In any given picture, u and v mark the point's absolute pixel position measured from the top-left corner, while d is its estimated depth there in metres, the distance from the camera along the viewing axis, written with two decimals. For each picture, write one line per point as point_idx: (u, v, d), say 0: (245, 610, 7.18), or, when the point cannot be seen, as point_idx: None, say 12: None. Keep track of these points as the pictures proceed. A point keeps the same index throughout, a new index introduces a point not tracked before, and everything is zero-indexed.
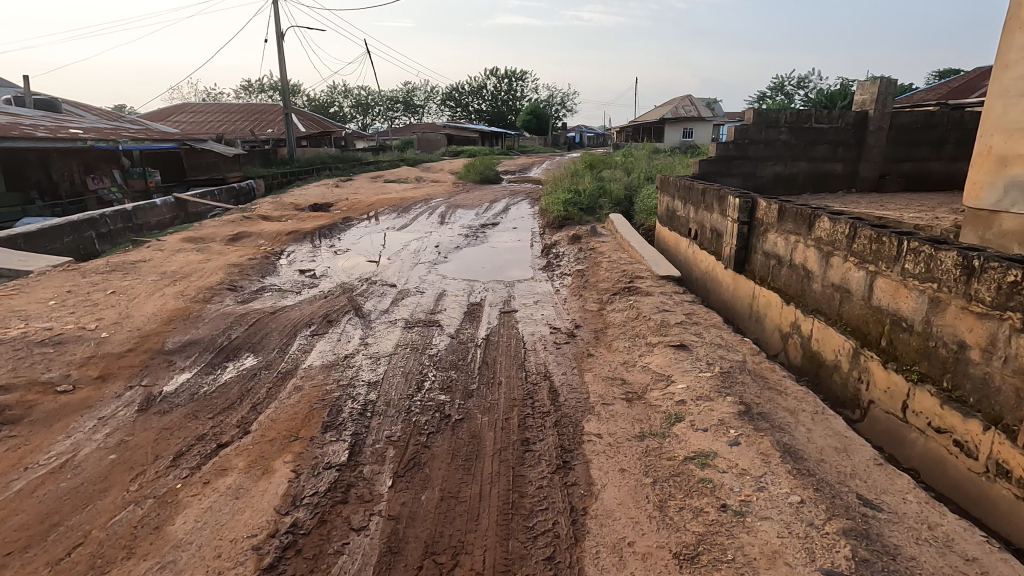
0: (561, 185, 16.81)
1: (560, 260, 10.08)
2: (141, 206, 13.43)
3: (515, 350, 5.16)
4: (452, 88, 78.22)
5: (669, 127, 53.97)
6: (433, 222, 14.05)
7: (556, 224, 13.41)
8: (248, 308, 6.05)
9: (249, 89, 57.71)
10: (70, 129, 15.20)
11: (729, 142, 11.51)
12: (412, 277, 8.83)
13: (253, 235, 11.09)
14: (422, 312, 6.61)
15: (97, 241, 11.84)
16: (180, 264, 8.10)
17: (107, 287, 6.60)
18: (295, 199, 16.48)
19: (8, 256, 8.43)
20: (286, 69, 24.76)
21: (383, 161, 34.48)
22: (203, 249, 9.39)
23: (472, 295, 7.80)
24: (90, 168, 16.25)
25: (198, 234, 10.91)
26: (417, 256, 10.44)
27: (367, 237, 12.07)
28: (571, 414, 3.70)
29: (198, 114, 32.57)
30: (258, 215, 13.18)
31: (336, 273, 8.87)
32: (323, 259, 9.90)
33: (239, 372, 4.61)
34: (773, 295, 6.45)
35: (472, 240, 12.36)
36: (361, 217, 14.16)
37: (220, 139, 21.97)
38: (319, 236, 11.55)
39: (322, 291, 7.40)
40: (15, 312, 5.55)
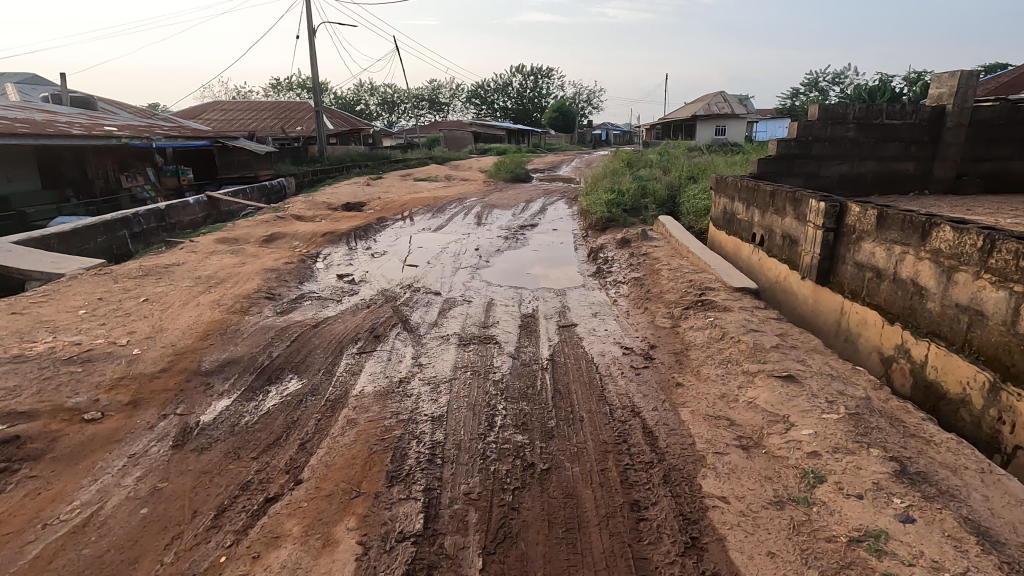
0: (601, 184, 16.09)
1: (611, 266, 9.42)
2: (175, 205, 13.20)
3: (589, 375, 4.54)
4: (478, 86, 77.82)
5: (700, 125, 52.65)
6: (470, 223, 13.50)
7: (600, 226, 12.75)
8: (288, 320, 5.56)
9: (278, 88, 58.15)
10: (104, 127, 15.08)
11: (791, 140, 10.72)
12: (455, 283, 8.29)
13: (287, 237, 10.69)
14: (473, 325, 6.03)
15: (130, 241, 11.60)
16: (215, 268, 7.70)
17: (139, 295, 6.20)
18: (328, 198, 16.12)
19: (41, 258, 8.15)
20: (317, 66, 24.51)
21: (412, 159, 34.15)
22: (237, 251, 8.99)
23: (523, 306, 7.20)
24: (124, 166, 16.16)
25: (232, 234, 10.56)
26: (458, 260, 9.91)
27: (403, 239, 11.57)
28: (680, 465, 3.09)
29: (228, 112, 32.63)
30: (292, 215, 12.81)
31: (375, 278, 8.36)
32: (360, 263, 9.42)
33: (282, 399, 4.09)
34: (870, 312, 5.72)
35: (512, 242, 11.78)
36: (395, 217, 13.70)
37: (252, 137, 21.80)
38: (354, 238, 11.09)
39: (363, 300, 6.88)
40: (43, 322, 5.16)
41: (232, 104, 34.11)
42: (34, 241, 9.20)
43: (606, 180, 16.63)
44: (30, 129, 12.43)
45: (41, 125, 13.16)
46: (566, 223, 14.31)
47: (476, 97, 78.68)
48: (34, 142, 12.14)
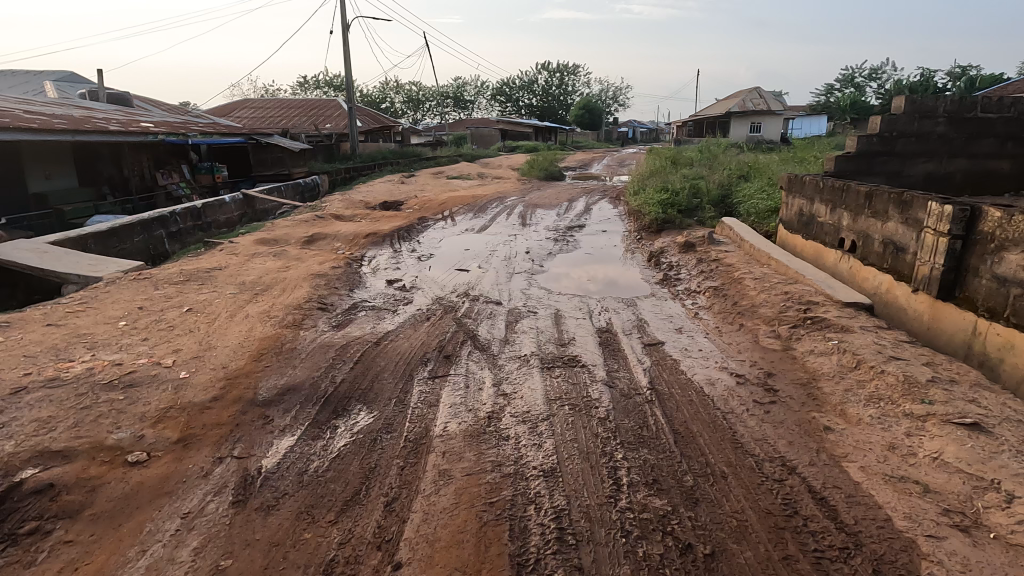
0: (649, 183, 15.25)
1: (678, 273, 8.65)
2: (211, 203, 12.82)
3: (708, 413, 3.83)
4: (504, 83, 77.15)
5: (734, 121, 51.19)
6: (515, 224, 12.83)
7: (654, 228, 11.98)
8: (346, 336, 4.96)
9: (305, 85, 58.26)
10: (140, 123, 14.82)
11: (872, 135, 9.80)
12: (514, 291, 7.64)
13: (328, 238, 10.18)
14: (549, 343, 5.35)
15: (167, 240, 11.23)
16: (258, 272, 7.18)
17: (183, 304, 5.67)
18: (364, 197, 15.65)
19: (77, 260, 7.73)
20: (350, 62, 24.12)
21: (441, 156, 33.66)
22: (280, 254, 8.49)
23: (595, 318, 6.51)
24: (160, 163, 15.91)
25: (271, 235, 10.07)
26: (510, 264, 9.27)
27: (447, 242, 10.97)
28: (887, 555, 2.37)
29: (259, 110, 32.51)
30: (330, 214, 12.34)
31: (427, 286, 7.75)
32: (408, 268, 8.85)
33: (353, 437, 3.48)
34: (1018, 335, 4.88)
35: (563, 245, 11.07)
36: (436, 217, 13.14)
37: (285, 134, 21.49)
38: (397, 239, 10.53)
39: (420, 311, 6.26)
40: (81, 336, 4.65)
41: (262, 101, 34.00)
42: (70, 241, 8.83)
43: (653, 179, 15.79)
44: (68, 124, 12.17)
45: (79, 121, 12.91)
46: (614, 224, 13.54)
47: (502, 94, 78.03)
48: (72, 138, 11.87)
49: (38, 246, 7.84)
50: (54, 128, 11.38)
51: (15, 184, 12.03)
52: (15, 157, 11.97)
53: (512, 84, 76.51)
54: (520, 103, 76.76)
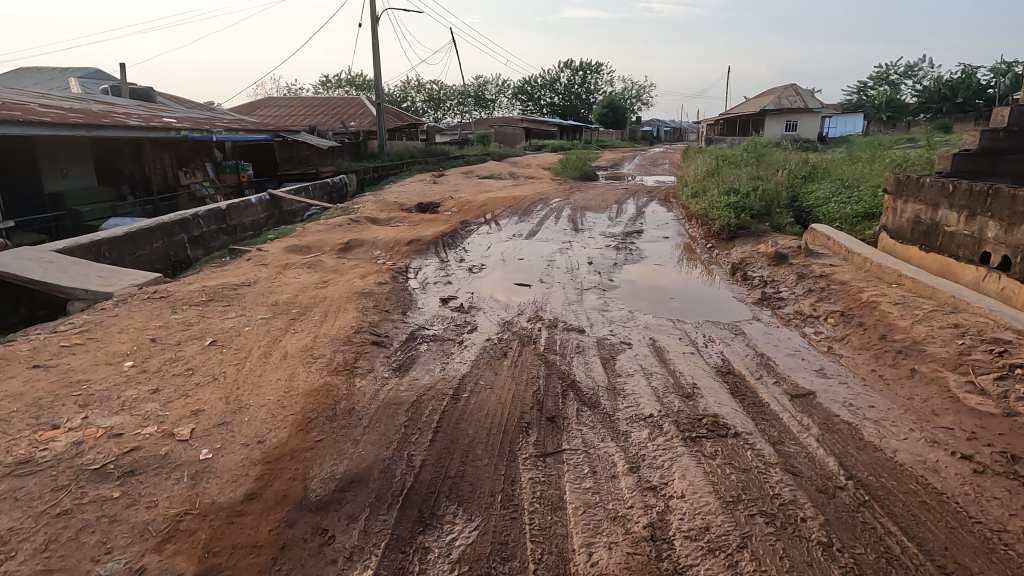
0: (709, 184, 13.88)
1: (779, 290, 7.34)
2: (236, 204, 11.83)
3: (971, 532, 2.58)
4: (526, 82, 75.90)
5: (768, 120, 49.22)
6: (566, 229, 11.60)
7: (726, 235, 10.68)
8: (413, 385, 3.80)
9: (327, 84, 57.64)
10: (162, 118, 13.92)
11: (999, 130, 8.36)
12: (591, 312, 6.44)
13: (366, 245, 9.08)
14: (670, 395, 4.14)
15: (189, 246, 10.25)
16: (293, 289, 6.08)
17: (205, 334, 4.58)
18: (397, 198, 14.58)
19: (87, 273, 6.72)
20: (378, 56, 23.13)
21: (468, 155, 32.57)
22: (315, 265, 7.40)
23: (704, 355, 5.27)
24: (183, 161, 15.01)
25: (303, 241, 9.01)
26: (575, 278, 8.07)
27: (496, 250, 9.79)
28: None
29: (282, 108, 31.74)
30: (365, 217, 11.28)
31: (488, 306, 6.57)
32: (461, 281, 7.71)
33: (456, 570, 2.30)
34: None
35: (626, 254, 9.82)
36: (479, 220, 12.01)
37: (313, 131, 20.56)
38: (442, 246, 9.39)
39: (491, 343, 5.08)
40: (74, 386, 3.55)
41: (285, 100, 33.24)
42: (81, 248, 7.84)
43: (711, 179, 14.43)
44: (84, 119, 11.25)
45: (97, 115, 12.01)
46: (675, 231, 12.25)
47: (524, 93, 76.78)
48: (88, 133, 10.97)
49: (42, 255, 6.84)
50: (69, 122, 10.48)
51: (29, 182, 11.15)
52: (30, 153, 11.10)
53: (534, 83, 75.20)
54: (543, 103, 75.38)
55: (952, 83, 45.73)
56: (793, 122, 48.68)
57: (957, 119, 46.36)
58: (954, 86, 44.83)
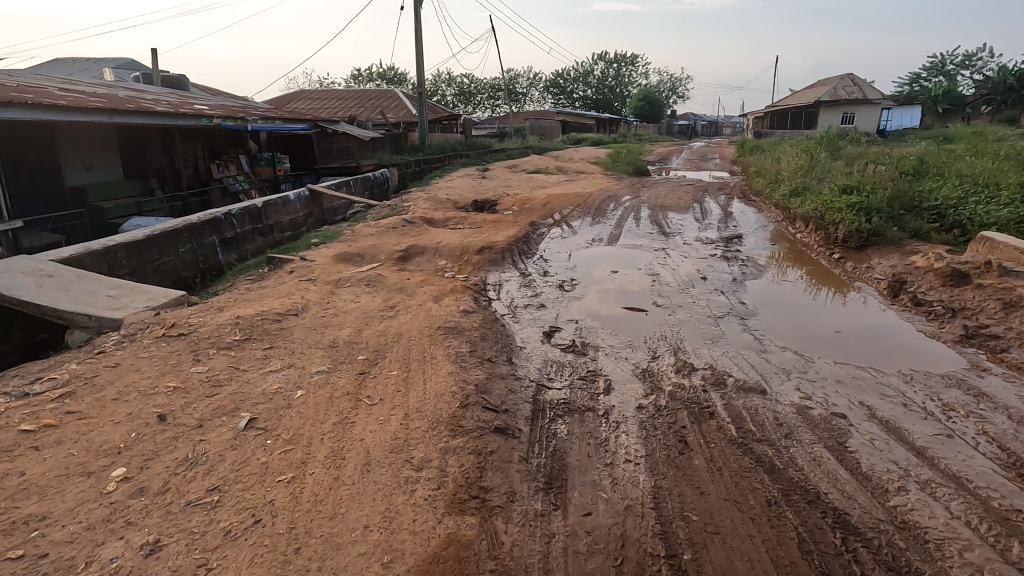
0: (810, 180, 11.93)
1: (985, 323, 5.50)
2: (273, 202, 10.45)
3: None
4: (560, 75, 73.67)
5: (824, 112, 45.96)
6: (653, 233, 9.87)
7: (856, 244, 8.80)
8: (596, 536, 2.19)
9: (359, 77, 56.53)
10: (193, 105, 12.63)
11: None
12: (750, 356, 4.75)
13: (427, 254, 7.54)
14: (1010, 543, 2.44)
15: (221, 250, 8.88)
16: (353, 321, 4.55)
17: (239, 406, 3.06)
18: (447, 195, 13.06)
19: (93, 290, 5.31)
20: (420, 41, 21.62)
21: (506, 149, 30.82)
22: (375, 281, 5.89)
23: (964, 435, 3.54)
24: (215, 153, 13.75)
25: (353, 247, 7.53)
26: (696, 299, 6.39)
27: (582, 260, 8.13)
28: None
29: (313, 101, 30.45)
30: (420, 217, 9.77)
31: (607, 343, 4.93)
32: (555, 302, 6.09)
33: None
34: None
35: (740, 265, 8.07)
36: (548, 222, 10.39)
37: (351, 121, 19.15)
38: (518, 255, 7.77)
39: (651, 417, 3.45)
40: (19, 534, 2.04)
41: (316, 92, 31.86)
42: (93, 255, 6.47)
43: (809, 175, 12.44)
44: (107, 104, 9.95)
45: (122, 100, 10.73)
46: (777, 237, 10.42)
47: (556, 86, 74.35)
48: (111, 120, 9.65)
49: (39, 266, 5.44)
50: (90, 106, 9.17)
51: (47, 176, 9.94)
52: (48, 142, 9.85)
53: (567, 75, 72.71)
54: (576, 95, 72.96)
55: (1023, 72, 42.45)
56: (850, 114, 45.41)
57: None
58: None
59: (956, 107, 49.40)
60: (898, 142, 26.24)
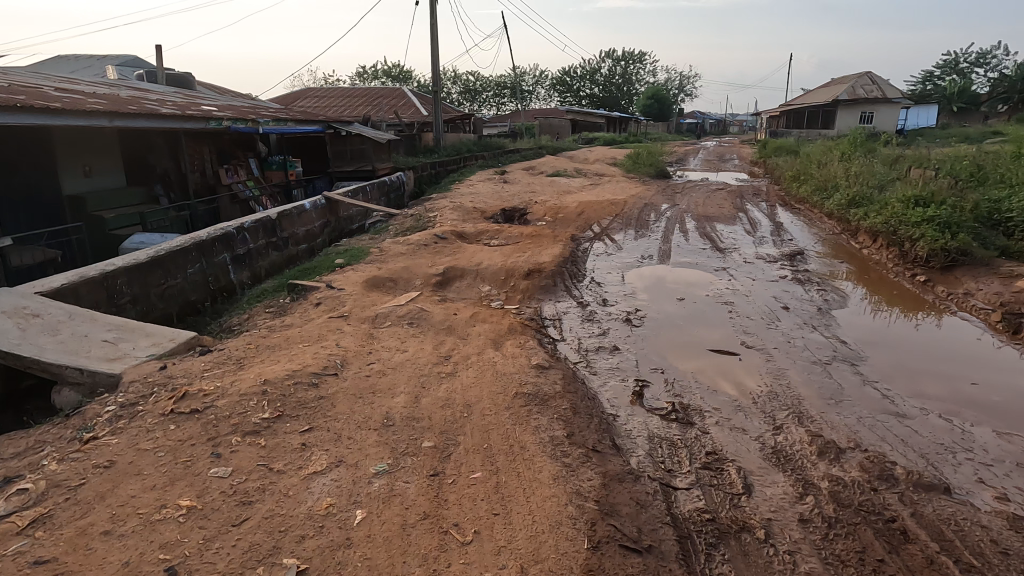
0: (867, 190, 11.01)
1: None
2: (287, 212, 9.60)
3: None
4: (567, 72, 72.52)
5: (842, 111, 44.66)
6: (707, 250, 8.97)
7: (941, 264, 7.88)
8: None
9: (363, 75, 55.53)
10: (202, 106, 11.78)
11: None
12: (894, 425, 3.85)
13: (467, 279, 6.68)
14: None
15: (233, 268, 8.01)
16: (405, 383, 3.68)
17: (281, 547, 2.18)
18: (471, 202, 12.21)
19: (87, 333, 4.43)
20: (435, 38, 20.70)
21: (519, 148, 29.88)
22: (418, 317, 5.03)
23: None
24: (224, 156, 12.87)
25: (385, 270, 6.66)
26: (790, 337, 5.47)
27: (638, 283, 7.26)
28: None
29: (320, 100, 29.54)
30: (450, 230, 8.90)
31: (711, 406, 4.03)
32: (629, 342, 5.20)
33: None
34: None
35: (818, 290, 7.16)
36: (589, 236, 9.50)
37: (365, 122, 18.26)
38: (569, 278, 6.88)
39: (829, 541, 2.57)
40: None
41: (322, 90, 30.93)
42: (89, 284, 5.60)
43: (863, 182, 11.52)
44: (108, 105, 9.06)
45: (125, 101, 9.88)
46: (838, 253, 9.51)
47: (563, 84, 73.18)
48: (112, 124, 8.79)
49: (23, 303, 4.56)
50: (89, 109, 8.29)
51: (42, 184, 9.06)
52: (44, 148, 8.98)
53: (575, 74, 71.58)
54: (583, 93, 71.84)
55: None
56: (868, 113, 44.22)
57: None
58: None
59: (971, 106, 48.50)
60: (922, 144, 25.38)
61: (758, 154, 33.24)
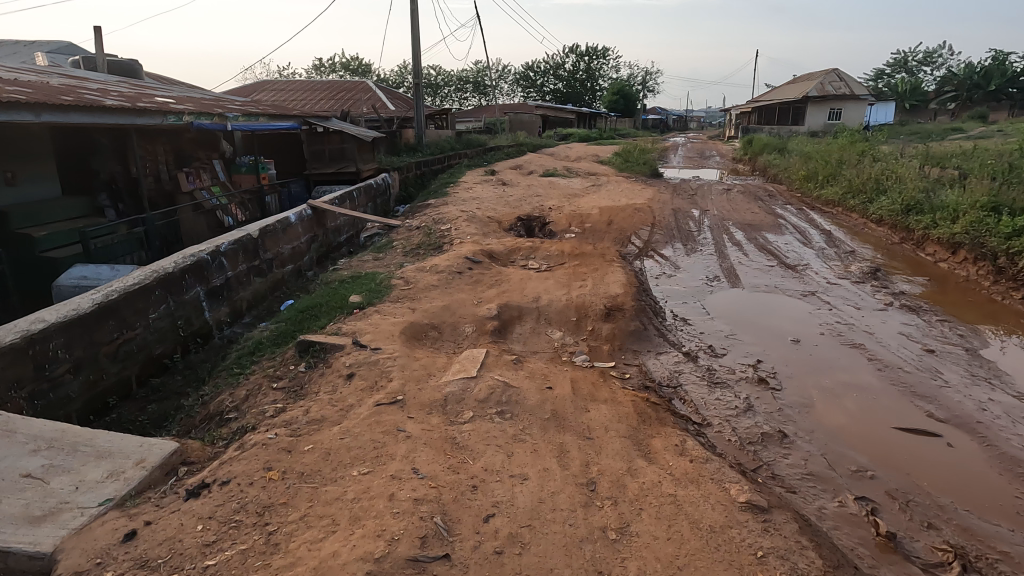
0: (920, 195, 10.02)
1: None
2: (271, 228, 7.85)
3: None
4: (531, 67, 71.01)
5: (811, 107, 44.59)
6: (776, 268, 7.74)
7: None
8: None
9: (320, 67, 52.51)
10: (156, 97, 9.78)
11: None
12: None
13: (529, 322, 5.17)
14: None
15: (208, 305, 6.24)
16: (565, 564, 2.16)
17: None
18: (480, 210, 10.64)
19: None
20: (414, 24, 18.89)
21: (498, 145, 28.20)
22: (507, 398, 3.50)
23: None
24: (184, 158, 10.88)
25: (420, 314, 5.08)
26: (978, 400, 4.21)
27: (728, 319, 5.92)
28: None
29: (280, 94, 27.04)
30: (477, 248, 7.36)
31: (997, 550, 2.69)
32: (789, 421, 3.82)
33: None
34: None
35: (942, 321, 5.98)
36: (637, 253, 8.14)
37: (343, 117, 16.33)
38: (654, 315, 5.47)
39: None
40: None
41: (282, 82, 28.35)
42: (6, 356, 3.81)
43: (911, 186, 10.55)
44: (35, 95, 7.07)
45: (58, 91, 7.88)
46: (911, 268, 8.42)
47: (529, 78, 71.55)
48: (41, 120, 6.82)
49: None
50: (8, 99, 6.31)
51: None
52: None
53: (541, 68, 70.09)
54: (547, 89, 70.52)
55: (984, 69, 45.02)
56: (837, 109, 44.41)
57: (990, 106, 46.07)
58: (989, 70, 44.14)
59: (927, 103, 49.87)
60: (901, 142, 25.18)
61: (739, 152, 32.51)
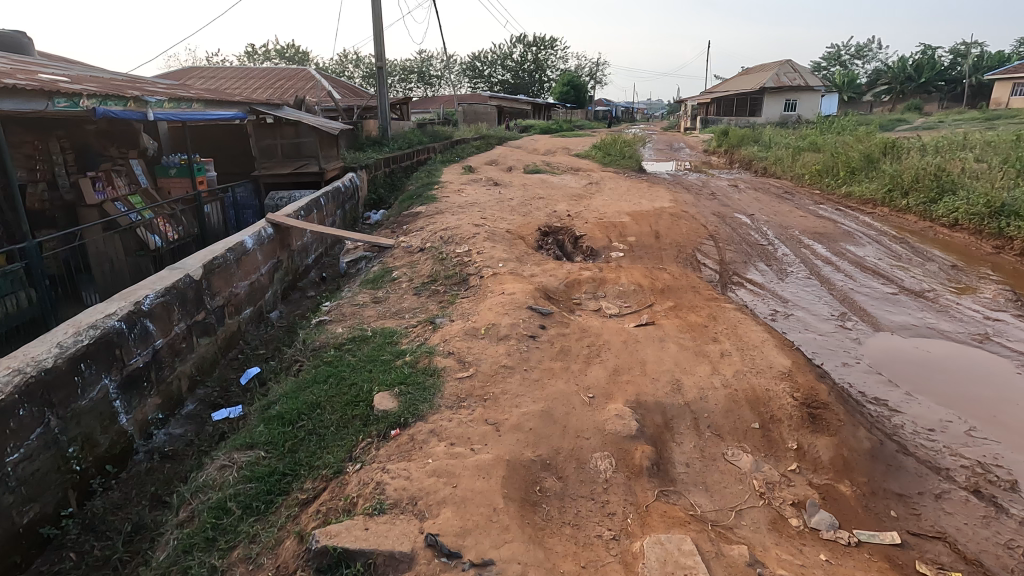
0: (1003, 193, 8.65)
1: None
2: (219, 262, 5.39)
3: None
4: (480, 57, 68.35)
5: (768, 98, 44.35)
6: (906, 298, 6.01)
7: None
8: None
9: (252, 54, 47.98)
10: (40, 75, 7.00)
11: None
12: None
13: (687, 437, 3.11)
14: None
15: (122, 406, 3.80)
16: None
17: None
18: (489, 220, 8.47)
19: None
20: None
21: (463, 139, 25.79)
22: None
23: None
24: (87, 159, 8.09)
25: (508, 436, 2.92)
26: None
27: (932, 394, 4.05)
28: None
29: (210, 82, 23.46)
30: (526, 285, 5.22)
31: None
32: None
33: None
34: None
35: None
36: (724, 282, 6.22)
37: (296, 105, 13.63)
38: (857, 407, 3.52)
39: None
40: None
41: (212, 69, 24.68)
42: None
43: (984, 184, 9.22)
44: None
45: None
46: None
47: (478, 69, 68.83)
48: None
49: None
50: None
51: None
52: None
53: (490, 58, 67.57)
54: (496, 80, 68.14)
55: (920, 61, 46.41)
56: (792, 101, 44.49)
57: (927, 97, 47.60)
58: (924, 62, 45.49)
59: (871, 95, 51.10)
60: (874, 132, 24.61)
61: (710, 143, 31.41)
